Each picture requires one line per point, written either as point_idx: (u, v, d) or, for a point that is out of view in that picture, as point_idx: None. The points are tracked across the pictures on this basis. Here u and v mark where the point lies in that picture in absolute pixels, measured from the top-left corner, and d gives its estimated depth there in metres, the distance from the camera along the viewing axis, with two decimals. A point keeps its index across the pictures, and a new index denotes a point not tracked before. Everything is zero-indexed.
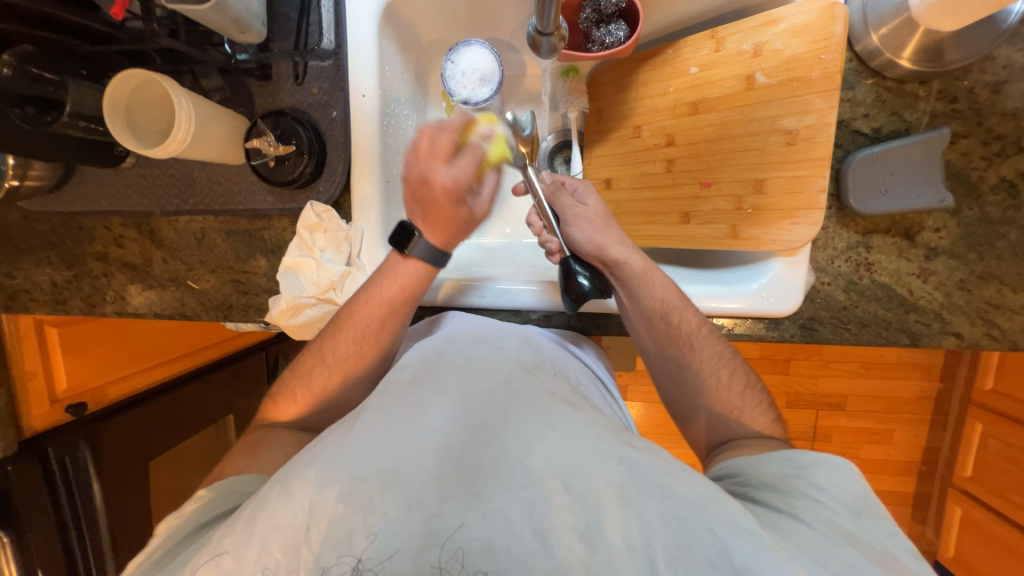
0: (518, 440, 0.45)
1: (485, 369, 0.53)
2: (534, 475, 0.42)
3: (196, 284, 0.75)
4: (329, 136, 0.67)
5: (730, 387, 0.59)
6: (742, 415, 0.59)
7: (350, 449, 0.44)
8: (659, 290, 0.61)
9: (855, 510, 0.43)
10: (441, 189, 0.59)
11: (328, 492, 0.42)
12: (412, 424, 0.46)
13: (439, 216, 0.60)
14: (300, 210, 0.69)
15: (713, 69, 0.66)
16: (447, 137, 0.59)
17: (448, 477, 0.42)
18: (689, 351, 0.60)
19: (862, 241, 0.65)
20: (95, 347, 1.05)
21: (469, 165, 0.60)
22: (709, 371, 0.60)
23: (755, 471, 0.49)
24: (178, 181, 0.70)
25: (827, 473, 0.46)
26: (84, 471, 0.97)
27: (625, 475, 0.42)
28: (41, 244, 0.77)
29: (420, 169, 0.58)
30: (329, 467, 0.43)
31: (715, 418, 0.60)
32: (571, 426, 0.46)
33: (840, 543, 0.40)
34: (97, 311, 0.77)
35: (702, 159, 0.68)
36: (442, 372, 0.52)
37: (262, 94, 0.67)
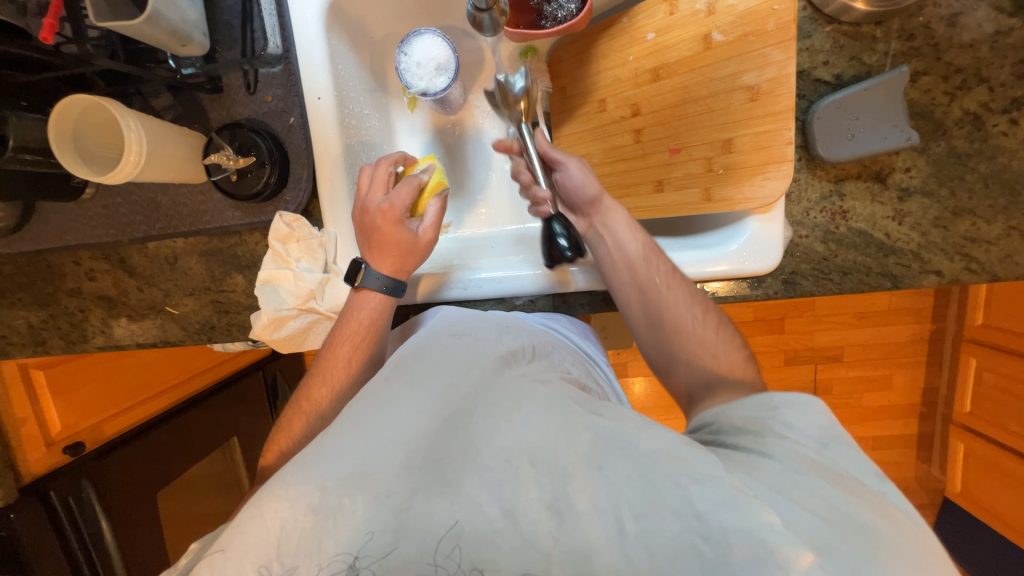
0: (485, 425, 0.45)
1: (455, 359, 0.53)
2: (501, 456, 0.43)
3: (175, 309, 0.73)
4: (289, 144, 0.66)
5: (700, 323, 0.58)
6: (719, 356, 0.56)
7: (319, 456, 0.44)
8: (631, 226, 0.63)
9: (826, 439, 0.40)
10: (379, 215, 0.61)
11: (299, 504, 0.41)
12: (380, 421, 0.46)
13: (382, 243, 0.62)
14: (269, 222, 0.68)
15: (669, 33, 0.65)
16: (383, 170, 0.63)
17: (416, 468, 0.43)
18: (668, 294, 0.59)
19: (834, 189, 0.64)
20: (85, 385, 1.04)
21: (406, 190, 0.62)
22: (681, 306, 0.58)
23: (725, 414, 0.46)
24: (142, 207, 0.69)
25: (797, 410, 0.43)
26: (89, 510, 0.96)
27: (591, 442, 0.42)
28: (12, 286, 0.75)
29: (361, 203, 0.62)
30: (298, 480, 0.43)
31: (690, 361, 0.57)
32: (537, 402, 0.46)
33: (804, 471, 0.37)
34: (78, 349, 0.76)
35: (669, 125, 0.68)
36: (412, 364, 0.53)
37: (215, 108, 0.65)
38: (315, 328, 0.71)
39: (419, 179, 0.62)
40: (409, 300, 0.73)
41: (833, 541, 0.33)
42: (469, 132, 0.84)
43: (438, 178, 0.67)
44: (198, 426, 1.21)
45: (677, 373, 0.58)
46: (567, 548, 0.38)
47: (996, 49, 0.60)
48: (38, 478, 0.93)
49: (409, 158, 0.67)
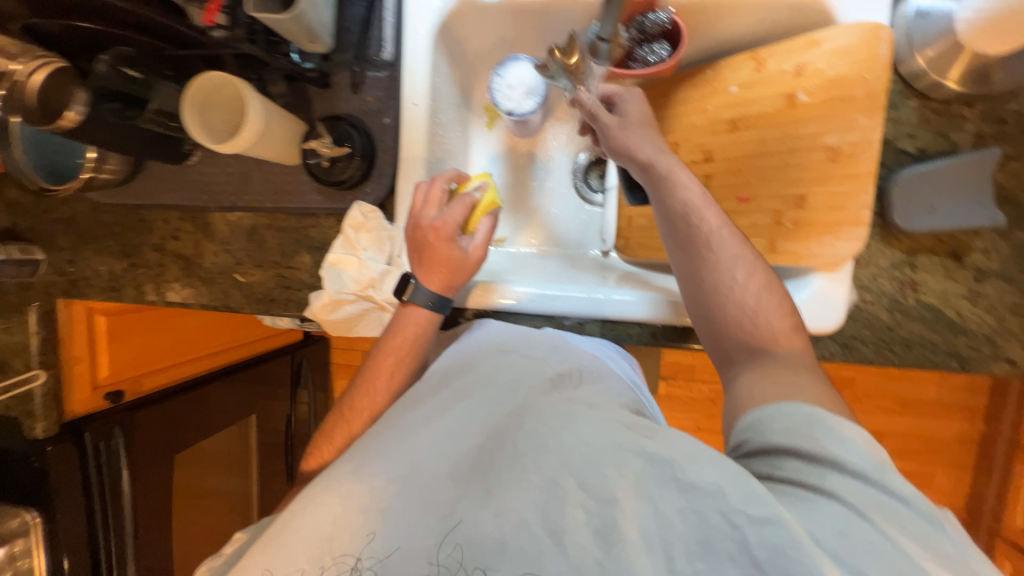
0: (537, 442, 0.49)
1: (504, 378, 0.58)
2: (550, 475, 0.46)
3: (243, 278, 0.78)
4: (380, 142, 0.71)
5: (750, 291, 0.58)
6: (758, 317, 0.57)
7: (374, 458, 0.50)
8: (688, 185, 0.62)
9: (881, 469, 0.42)
10: (432, 232, 0.64)
11: (352, 501, 0.48)
12: (430, 434, 0.52)
13: (433, 259, 0.65)
14: (346, 210, 0.72)
15: (752, 88, 0.68)
16: (437, 188, 0.66)
17: (464, 479, 0.48)
18: (710, 253, 0.59)
19: (906, 260, 0.63)
20: (137, 338, 1.10)
21: (460, 208, 0.64)
22: (733, 272, 0.58)
23: (767, 430, 0.47)
24: (236, 179, 0.75)
25: (852, 430, 0.44)
26: (115, 458, 0.98)
27: (639, 470, 0.44)
28: (105, 234, 0.81)
29: (415, 218, 0.66)
30: (352, 479, 0.49)
31: (735, 330, 0.58)
32: (587, 425, 0.49)
33: (869, 523, 0.39)
34: (148, 300, 0.81)
35: (741, 174, 0.69)
36: (462, 378, 0.59)
37: (321, 100, 0.71)
38: (368, 316, 0.74)
39: (473, 198, 0.65)
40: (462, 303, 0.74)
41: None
42: (540, 157, 0.90)
43: (492, 197, 0.68)
44: (216, 399, 1.24)
45: (720, 334, 0.59)
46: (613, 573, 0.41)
47: None
48: (79, 419, 0.97)
49: (462, 177, 0.69)
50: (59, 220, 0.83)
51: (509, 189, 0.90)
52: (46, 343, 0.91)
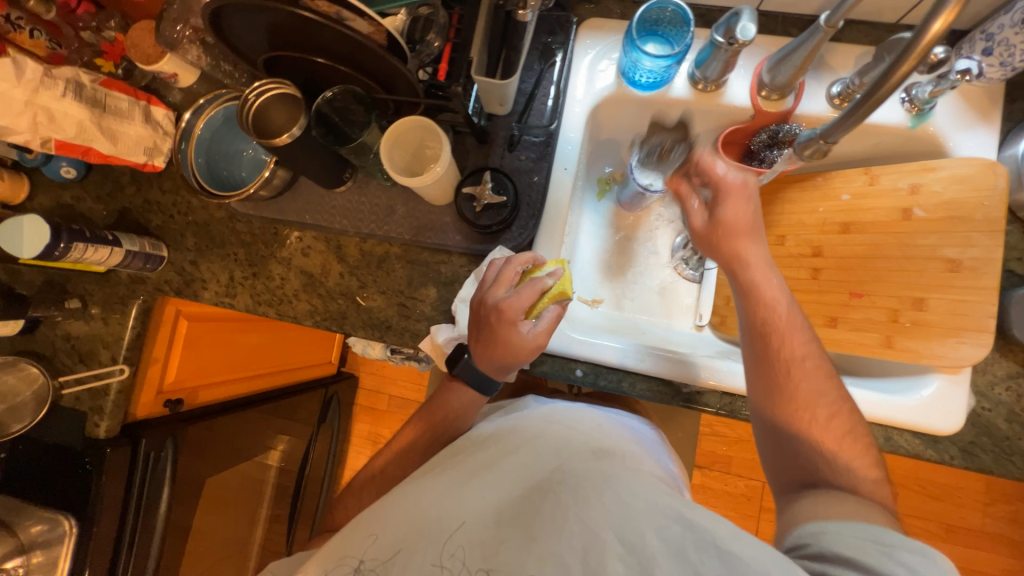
0: (575, 500, 0.52)
1: (552, 443, 0.63)
2: (590, 525, 0.49)
3: (364, 301, 0.80)
4: (525, 196, 0.77)
5: (828, 431, 0.58)
6: (835, 451, 0.57)
7: (431, 494, 0.58)
8: (773, 301, 0.63)
9: None
10: (495, 313, 0.64)
11: (406, 521, 0.55)
12: (477, 481, 0.59)
13: (491, 342, 0.65)
14: (484, 252, 0.76)
15: (867, 199, 0.75)
16: (511, 270, 0.66)
17: (506, 525, 0.53)
18: (792, 370, 0.60)
19: (1021, 372, 0.67)
20: (207, 348, 1.07)
21: (529, 293, 0.63)
22: (812, 407, 0.59)
23: (829, 539, 0.48)
24: (380, 210, 0.79)
25: (933, 554, 0.44)
26: (160, 473, 0.90)
27: (682, 537, 0.46)
28: (234, 241, 0.84)
29: (482, 294, 0.67)
30: (408, 506, 0.57)
31: (802, 456, 0.59)
32: (625, 491, 0.51)
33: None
34: (263, 310, 0.82)
35: (853, 271, 0.75)
36: (513, 438, 0.65)
37: (476, 153, 0.78)
38: None
39: (544, 285, 0.63)
40: (577, 353, 0.73)
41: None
42: (642, 230, 0.97)
43: (563, 285, 0.67)
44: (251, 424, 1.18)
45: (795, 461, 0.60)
46: None
47: None
48: (138, 422, 0.91)
49: (539, 260, 0.68)
50: (192, 222, 0.86)
51: (612, 256, 0.96)
52: (137, 341, 0.88)
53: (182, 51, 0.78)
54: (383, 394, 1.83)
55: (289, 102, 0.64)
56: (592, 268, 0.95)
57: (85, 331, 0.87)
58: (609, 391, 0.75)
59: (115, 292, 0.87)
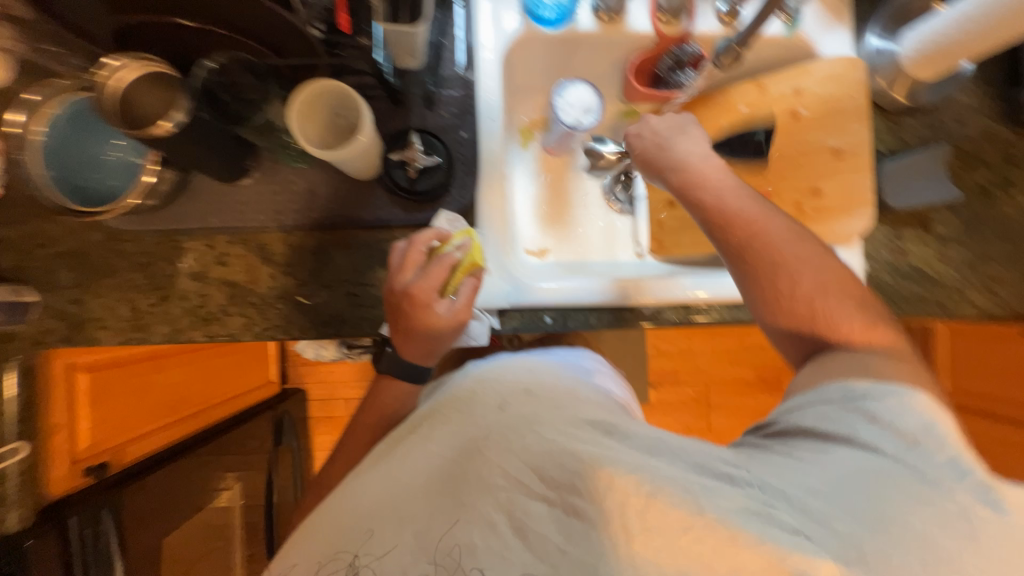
0: (498, 448, 0.48)
1: (481, 393, 0.56)
2: (510, 474, 0.47)
3: (306, 299, 0.73)
4: (457, 154, 0.73)
5: (822, 297, 0.57)
6: (834, 316, 0.57)
7: (361, 483, 0.53)
8: (721, 190, 0.62)
9: (913, 439, 0.46)
10: (406, 299, 0.62)
11: (341, 516, 0.51)
12: (402, 459, 0.53)
13: (410, 328, 0.64)
14: (426, 219, 0.72)
15: (762, 107, 0.82)
16: (416, 251, 0.64)
17: (435, 493, 0.49)
18: (775, 254, 0.58)
19: (895, 233, 0.81)
20: (120, 399, 0.92)
21: (438, 272, 0.62)
22: (799, 281, 0.58)
23: (803, 413, 0.51)
24: (300, 197, 0.71)
25: (891, 401, 0.48)
26: (105, 547, 0.82)
27: (602, 456, 0.45)
28: (127, 265, 0.72)
29: (391, 282, 0.64)
30: (343, 500, 0.52)
31: (807, 329, 0.58)
32: (549, 426, 0.49)
33: (857, 480, 0.44)
34: (186, 335, 0.72)
35: (761, 174, 0.83)
36: (439, 403, 0.58)
37: (395, 117, 0.73)
38: None
39: (452, 260, 0.62)
40: (538, 299, 0.75)
41: (861, 562, 0.40)
42: (571, 173, 0.97)
43: (473, 256, 0.65)
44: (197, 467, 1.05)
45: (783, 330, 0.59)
46: (573, 560, 0.42)
47: (994, 141, 0.81)
48: (59, 501, 0.79)
49: (444, 233, 0.66)
50: (61, 254, 0.71)
51: (548, 204, 0.96)
52: (25, 413, 0.74)
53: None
54: (339, 398, 1.69)
55: (161, 80, 0.54)
56: (531, 219, 0.95)
57: None
58: (579, 330, 0.79)
59: None
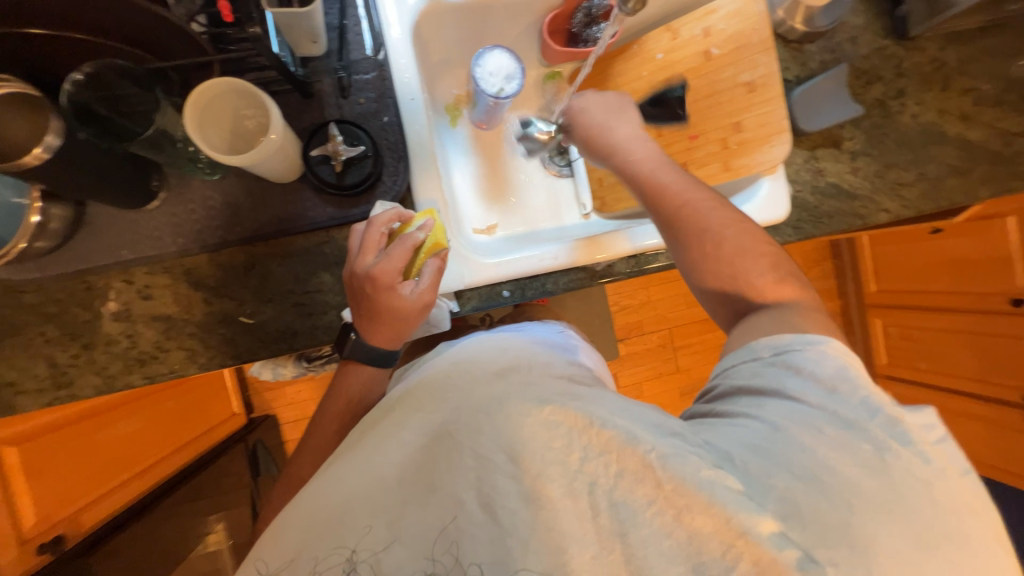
0: (469, 434, 0.48)
1: (452, 381, 0.55)
2: (482, 456, 0.47)
3: (251, 318, 0.68)
4: (384, 141, 0.70)
5: (744, 252, 0.61)
6: (751, 276, 0.60)
7: (327, 480, 0.50)
8: (641, 159, 0.69)
9: (833, 386, 0.47)
10: (369, 282, 0.60)
11: (303, 519, 0.48)
12: (371, 449, 0.51)
13: (376, 312, 0.61)
14: (362, 214, 0.69)
15: (676, 52, 0.85)
16: (376, 232, 0.61)
17: (408, 484, 0.48)
18: (697, 217, 0.63)
19: (811, 155, 0.86)
20: (63, 466, 0.84)
21: (401, 253, 0.59)
22: (722, 242, 0.61)
23: (735, 374, 0.53)
24: (219, 211, 0.66)
25: (815, 352, 0.49)
26: None
27: (573, 420, 0.46)
28: (32, 318, 0.64)
29: (352, 265, 0.61)
30: (308, 499, 0.49)
31: (729, 290, 0.62)
32: (520, 403, 0.48)
33: (787, 434, 0.45)
34: (121, 381, 0.66)
35: (686, 119, 0.86)
36: (411, 391, 0.57)
37: (308, 110, 0.68)
38: None
39: (416, 240, 0.60)
40: (493, 276, 0.74)
41: (801, 513, 0.41)
42: (505, 144, 0.96)
43: (437, 236, 0.63)
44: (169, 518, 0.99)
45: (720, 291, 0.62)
46: (542, 532, 0.43)
47: (884, 57, 0.87)
48: None
49: (405, 215, 0.64)
50: None
51: (488, 179, 0.95)
52: None
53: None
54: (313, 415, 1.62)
55: (38, 109, 0.47)
56: (473, 197, 0.93)
57: None
58: (538, 297, 0.79)
59: None
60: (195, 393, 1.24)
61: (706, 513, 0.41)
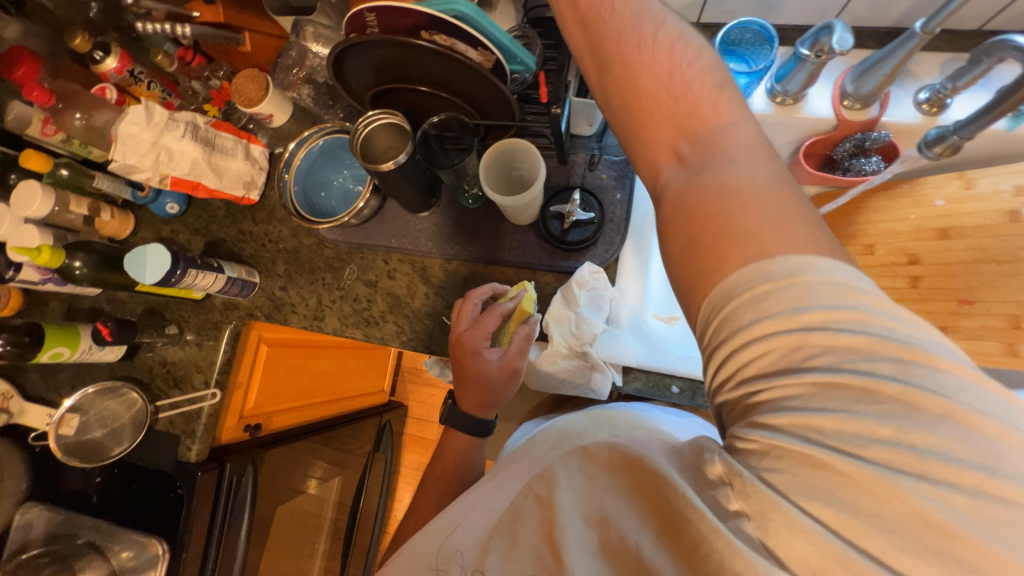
0: (544, 479, 0.51)
1: (546, 441, 0.63)
2: (557, 503, 0.48)
3: (450, 320, 0.81)
4: (610, 213, 0.78)
5: (655, 65, 0.43)
6: (676, 77, 0.43)
7: (444, 519, 0.60)
8: None
9: (903, 377, 0.31)
10: (460, 346, 0.70)
11: (432, 543, 0.60)
12: (479, 496, 0.61)
13: (465, 377, 0.71)
14: (570, 268, 0.77)
15: (964, 203, 0.74)
16: (470, 304, 0.72)
17: (497, 527, 0.53)
18: (619, 18, 0.45)
19: None
20: (281, 374, 1.10)
21: (490, 320, 0.70)
22: (637, 53, 0.44)
23: (756, 362, 0.35)
24: (464, 232, 0.82)
25: (838, 297, 0.34)
26: (241, 496, 0.93)
27: (629, 482, 0.44)
28: (322, 266, 0.88)
29: (450, 332, 0.73)
30: (432, 532, 0.60)
31: (654, 113, 0.43)
32: (593, 465, 0.48)
33: (863, 457, 0.31)
34: (349, 331, 0.85)
35: (959, 278, 0.73)
36: (511, 460, 0.66)
37: (558, 173, 0.80)
38: (575, 374, 0.74)
39: (503, 308, 0.70)
40: (670, 366, 0.72)
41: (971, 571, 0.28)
42: None
43: (527, 305, 0.72)
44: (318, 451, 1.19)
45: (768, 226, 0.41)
46: None
47: None
48: (222, 447, 0.94)
49: (501, 288, 0.74)
50: (282, 249, 0.91)
51: None
52: (226, 365, 0.90)
53: (293, 90, 0.89)
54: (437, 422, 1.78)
55: (399, 131, 0.69)
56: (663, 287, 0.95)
57: (180, 356, 0.91)
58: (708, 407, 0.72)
59: (208, 318, 0.91)
60: (372, 361, 1.51)
61: (801, 534, 0.31)
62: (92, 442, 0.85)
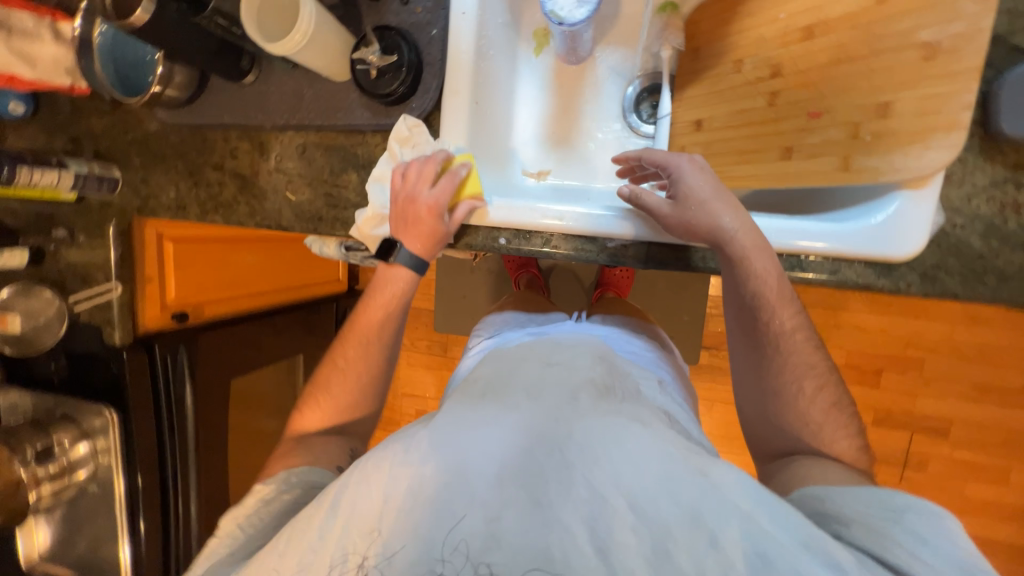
0: (584, 456, 0.52)
1: (552, 382, 0.61)
2: (598, 491, 0.50)
3: (294, 195, 0.80)
4: (427, 54, 0.71)
5: (791, 337, 0.65)
6: (782, 347, 0.65)
7: (443, 437, 0.55)
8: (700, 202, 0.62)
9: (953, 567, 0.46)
10: (421, 207, 0.68)
11: (408, 482, 0.52)
12: (476, 429, 0.55)
13: (415, 229, 0.69)
14: (392, 125, 0.72)
15: None
16: (429, 165, 0.68)
17: (511, 485, 0.51)
18: (750, 272, 0.61)
19: (1010, 176, 0.60)
20: (202, 267, 1.16)
21: (446, 186, 0.68)
22: (778, 317, 0.64)
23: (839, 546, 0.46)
24: (289, 98, 0.77)
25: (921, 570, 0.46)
26: (181, 370, 1.07)
27: (698, 504, 0.48)
28: (172, 153, 0.87)
29: (402, 193, 0.68)
30: (415, 454, 0.54)
31: (773, 373, 0.66)
32: (638, 445, 0.52)
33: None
34: (209, 217, 0.86)
35: (812, 87, 0.63)
36: (506, 391, 0.60)
37: (370, 13, 0.72)
38: None
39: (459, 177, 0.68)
40: (493, 220, 0.71)
41: None
42: (588, 84, 0.87)
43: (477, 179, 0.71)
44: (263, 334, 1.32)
45: (757, 416, 0.69)
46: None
47: None
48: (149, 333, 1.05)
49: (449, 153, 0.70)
50: (132, 140, 0.89)
51: (554, 121, 0.87)
52: (122, 262, 0.96)
53: None
54: None
55: None
56: (531, 139, 0.88)
57: (81, 258, 0.97)
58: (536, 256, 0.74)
59: (91, 218, 0.95)
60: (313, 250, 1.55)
61: None
62: (29, 337, 0.98)
